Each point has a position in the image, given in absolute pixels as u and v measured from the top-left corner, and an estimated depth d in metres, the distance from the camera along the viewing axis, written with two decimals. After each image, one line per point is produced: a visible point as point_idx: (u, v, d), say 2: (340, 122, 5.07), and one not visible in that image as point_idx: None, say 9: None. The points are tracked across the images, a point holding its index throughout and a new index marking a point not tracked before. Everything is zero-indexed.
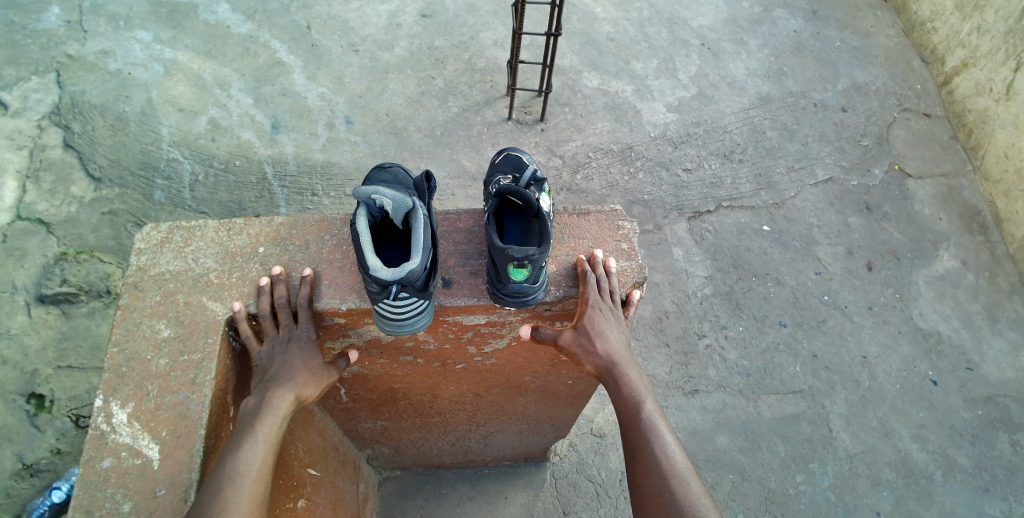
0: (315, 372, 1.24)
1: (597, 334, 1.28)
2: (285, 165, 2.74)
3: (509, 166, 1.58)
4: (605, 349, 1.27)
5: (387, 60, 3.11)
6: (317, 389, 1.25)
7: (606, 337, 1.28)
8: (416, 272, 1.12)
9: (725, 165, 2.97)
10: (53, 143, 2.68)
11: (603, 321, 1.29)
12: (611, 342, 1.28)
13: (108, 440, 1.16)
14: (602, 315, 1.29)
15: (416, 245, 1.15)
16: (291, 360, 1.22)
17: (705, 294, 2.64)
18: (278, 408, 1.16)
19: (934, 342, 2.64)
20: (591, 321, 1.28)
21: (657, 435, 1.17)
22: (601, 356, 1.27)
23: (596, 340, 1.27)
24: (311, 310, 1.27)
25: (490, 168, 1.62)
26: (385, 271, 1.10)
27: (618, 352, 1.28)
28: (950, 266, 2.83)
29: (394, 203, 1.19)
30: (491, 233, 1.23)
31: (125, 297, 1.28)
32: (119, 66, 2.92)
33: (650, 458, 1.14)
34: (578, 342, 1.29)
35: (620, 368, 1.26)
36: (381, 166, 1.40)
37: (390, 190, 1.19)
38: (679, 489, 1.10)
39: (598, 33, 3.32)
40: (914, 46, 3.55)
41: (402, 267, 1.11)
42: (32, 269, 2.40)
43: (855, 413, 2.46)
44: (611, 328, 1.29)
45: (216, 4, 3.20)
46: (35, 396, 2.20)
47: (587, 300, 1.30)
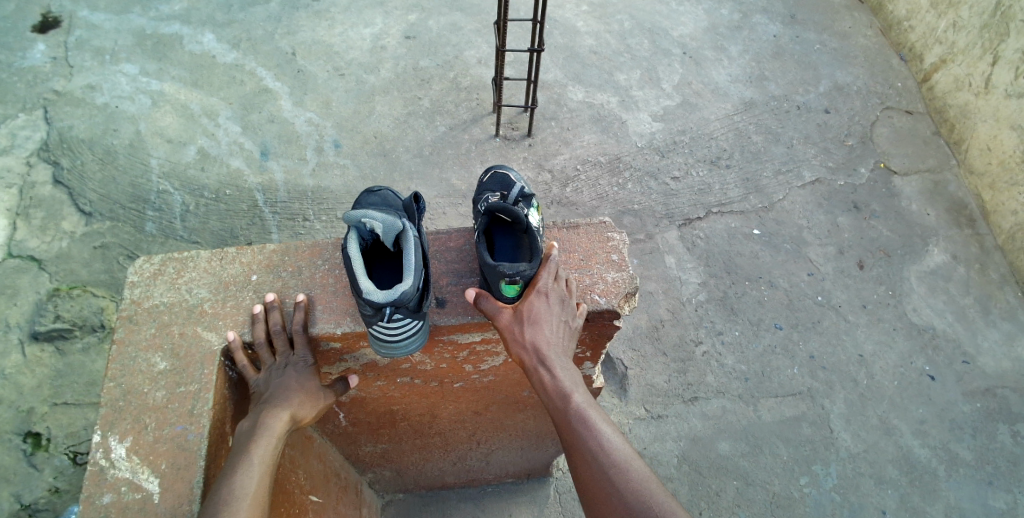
0: (311, 394, 1.24)
1: (532, 323, 1.21)
2: (275, 192, 2.74)
3: (498, 184, 1.59)
4: (536, 336, 1.20)
5: (373, 83, 3.14)
6: (313, 411, 1.25)
7: (544, 327, 1.21)
8: (408, 293, 1.12)
9: (713, 172, 3.01)
10: (41, 180, 2.68)
11: (544, 311, 1.23)
12: (544, 329, 1.21)
13: (107, 475, 1.15)
14: (543, 304, 1.24)
15: (407, 267, 1.16)
16: (283, 382, 1.23)
17: (700, 300, 2.66)
18: (273, 428, 1.16)
19: (929, 337, 2.66)
20: (529, 307, 1.23)
21: (595, 426, 1.09)
22: (535, 345, 1.19)
23: (528, 327, 1.21)
24: (308, 333, 1.27)
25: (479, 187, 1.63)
26: (377, 294, 1.10)
27: (549, 339, 1.21)
28: (940, 261, 2.86)
29: (385, 225, 1.20)
30: (482, 250, 1.25)
31: (119, 331, 1.28)
32: (106, 100, 2.94)
33: (587, 453, 1.06)
34: (513, 330, 1.21)
35: (552, 356, 1.19)
36: (369, 190, 1.41)
37: (380, 213, 1.20)
38: (620, 478, 1.02)
39: (580, 47, 3.37)
40: (893, 45, 3.62)
41: (395, 289, 1.11)
42: (25, 307, 2.39)
43: (855, 412, 2.47)
44: (547, 316, 1.23)
45: (201, 34, 3.23)
46: (32, 434, 2.18)
47: (534, 288, 1.25)
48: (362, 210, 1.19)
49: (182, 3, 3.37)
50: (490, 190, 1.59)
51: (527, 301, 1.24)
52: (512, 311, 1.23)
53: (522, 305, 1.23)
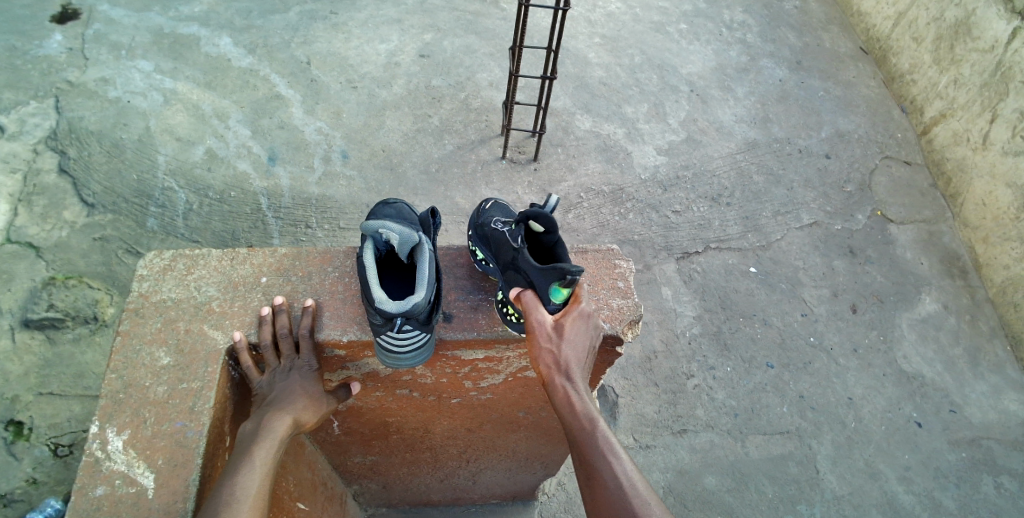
0: (314, 399, 1.25)
1: (569, 340, 1.22)
2: (280, 196, 2.76)
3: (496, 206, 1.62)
4: (572, 352, 1.20)
5: (385, 97, 3.19)
6: (315, 416, 1.26)
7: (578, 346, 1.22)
8: (420, 305, 1.14)
9: (713, 208, 3.06)
10: (47, 168, 2.69)
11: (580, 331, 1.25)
12: (579, 349, 1.22)
13: (102, 468, 1.14)
14: (580, 325, 1.25)
15: (420, 279, 1.17)
16: (288, 384, 1.24)
17: (694, 333, 2.68)
18: (277, 430, 1.17)
19: (918, 385, 2.68)
20: (570, 324, 1.24)
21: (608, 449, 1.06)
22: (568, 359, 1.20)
23: (565, 342, 1.21)
24: (314, 339, 1.28)
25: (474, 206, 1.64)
26: (390, 304, 1.12)
27: (582, 360, 1.21)
28: (931, 310, 2.91)
29: (401, 237, 1.22)
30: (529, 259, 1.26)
31: (125, 323, 1.28)
32: (118, 94, 2.96)
33: (608, 474, 1.04)
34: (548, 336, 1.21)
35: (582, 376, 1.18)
36: (384, 201, 1.43)
37: (396, 224, 1.22)
38: (639, 509, 1.00)
39: (590, 77, 3.44)
40: (895, 97, 3.72)
41: (407, 300, 1.13)
42: (19, 293, 2.37)
43: (841, 455, 2.48)
44: (583, 339, 1.24)
45: (218, 37, 3.28)
46: (13, 422, 2.15)
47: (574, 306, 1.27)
48: (379, 220, 1.22)
49: (203, 6, 3.42)
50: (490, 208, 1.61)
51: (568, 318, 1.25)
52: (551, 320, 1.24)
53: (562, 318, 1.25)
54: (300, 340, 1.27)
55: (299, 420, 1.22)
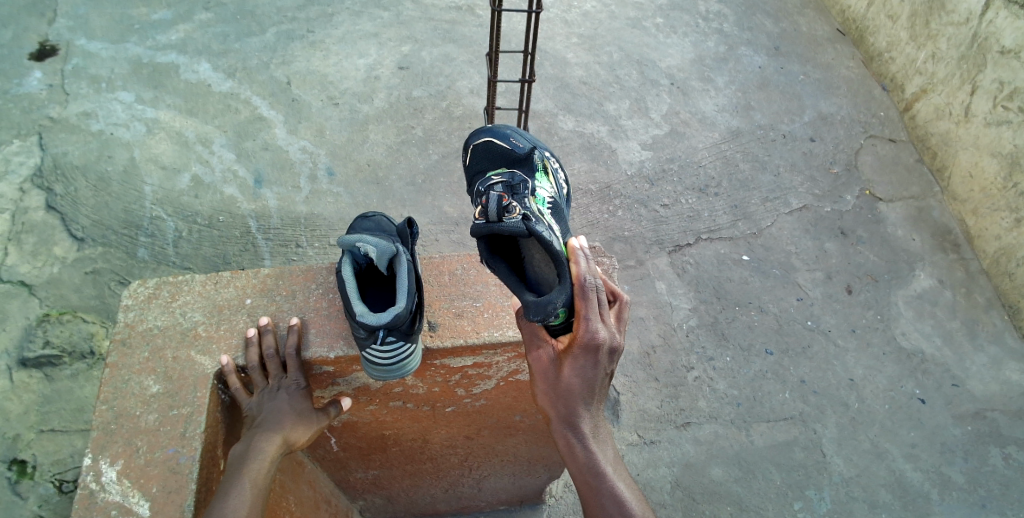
0: (302, 418, 1.26)
1: (567, 386, 1.06)
2: (269, 218, 2.76)
3: (471, 162, 1.77)
4: (569, 400, 1.06)
5: (367, 111, 3.19)
6: (305, 435, 1.27)
7: (577, 386, 1.06)
8: (402, 315, 1.14)
9: (701, 199, 3.06)
10: (34, 205, 2.69)
11: (584, 368, 1.05)
12: (576, 394, 1.06)
13: (97, 499, 1.14)
14: (587, 360, 1.04)
15: (400, 290, 1.18)
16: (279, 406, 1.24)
17: (690, 325, 2.68)
18: (266, 452, 1.17)
19: (918, 361, 2.68)
20: (566, 365, 1.05)
21: (620, 490, 1.03)
22: (567, 402, 1.07)
23: (561, 387, 1.07)
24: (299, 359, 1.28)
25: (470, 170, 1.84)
26: (372, 317, 1.12)
27: (579, 406, 1.06)
28: (926, 285, 2.91)
29: (378, 250, 1.23)
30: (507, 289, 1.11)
31: (112, 354, 1.28)
32: (101, 127, 2.97)
33: None
34: (546, 375, 1.09)
35: (578, 424, 1.06)
36: (364, 215, 1.46)
37: (374, 237, 1.23)
38: None
39: (570, 78, 3.45)
40: (875, 75, 3.74)
41: (389, 311, 1.13)
42: (14, 331, 2.37)
43: (846, 436, 2.48)
44: (582, 379, 1.05)
45: (197, 63, 3.29)
46: (17, 462, 2.14)
47: (576, 334, 1.04)
48: (354, 235, 1.23)
49: (179, 33, 3.43)
50: (475, 165, 1.77)
51: (570, 353, 1.05)
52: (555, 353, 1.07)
53: (565, 351, 1.06)
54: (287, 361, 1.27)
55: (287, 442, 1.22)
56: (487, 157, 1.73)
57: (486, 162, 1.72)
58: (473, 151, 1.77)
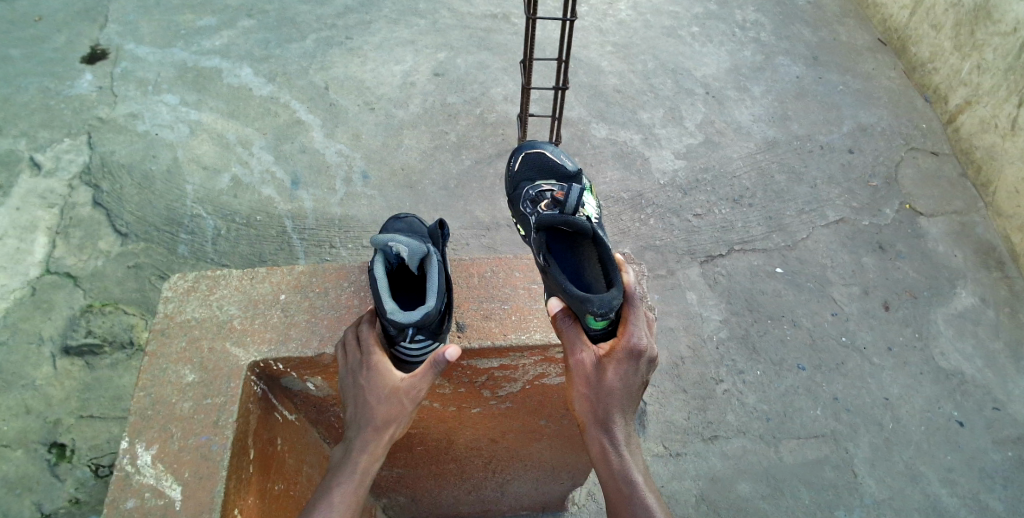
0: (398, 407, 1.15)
1: (607, 389, 1.08)
2: (304, 219, 2.82)
3: (517, 172, 1.73)
4: (608, 405, 1.07)
5: (402, 117, 3.24)
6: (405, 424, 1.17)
7: (619, 391, 1.08)
8: (432, 312, 1.16)
9: (735, 210, 3.02)
10: (82, 201, 2.80)
11: (627, 374, 1.09)
12: (615, 399, 1.07)
13: (132, 481, 1.18)
14: (632, 363, 1.09)
15: (430, 289, 1.19)
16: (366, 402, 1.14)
17: (721, 337, 2.64)
18: (367, 452, 1.10)
19: (958, 382, 2.59)
20: (608, 369, 1.09)
21: (652, 503, 1.00)
22: (606, 407, 1.07)
23: (600, 390, 1.08)
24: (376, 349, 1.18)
25: (507, 179, 1.79)
26: (401, 314, 1.14)
27: (616, 412, 1.07)
28: (968, 304, 2.81)
29: (410, 249, 1.25)
30: (564, 282, 1.14)
31: (152, 343, 1.33)
32: (147, 127, 3.08)
33: None
34: (588, 379, 1.10)
35: (612, 430, 1.07)
36: (396, 216, 1.49)
37: (406, 238, 1.25)
38: None
39: (604, 86, 3.45)
40: (917, 87, 3.64)
41: (420, 309, 1.15)
42: (59, 321, 2.47)
43: (880, 457, 2.40)
44: (622, 384, 1.08)
45: (240, 68, 3.39)
46: (57, 445, 2.23)
47: (625, 336, 1.10)
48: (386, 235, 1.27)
49: (223, 39, 3.54)
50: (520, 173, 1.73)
51: (615, 357, 1.09)
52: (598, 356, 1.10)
53: (611, 354, 1.09)
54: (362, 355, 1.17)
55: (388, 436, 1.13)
56: (537, 168, 1.71)
57: (534, 172, 1.70)
58: (523, 162, 1.73)
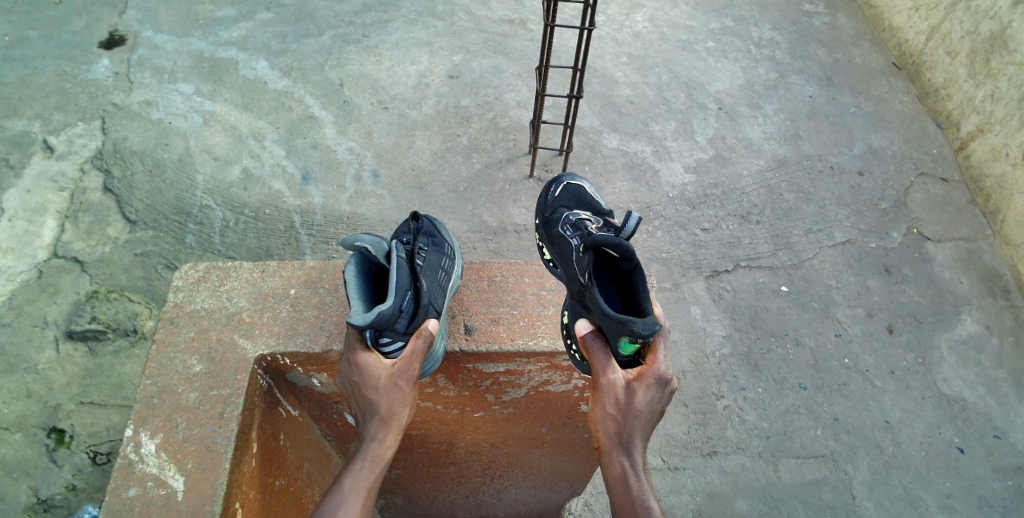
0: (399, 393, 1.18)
1: (634, 412, 1.12)
2: (313, 214, 2.83)
3: (555, 200, 1.61)
4: (632, 428, 1.12)
5: (415, 117, 3.26)
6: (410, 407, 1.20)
7: (644, 415, 1.12)
8: (384, 312, 1.13)
9: (743, 226, 3.02)
10: (93, 186, 2.82)
11: (653, 400, 1.14)
12: (639, 423, 1.12)
13: (135, 470, 1.19)
14: (658, 392, 1.15)
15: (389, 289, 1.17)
16: (367, 397, 1.17)
17: (723, 353, 2.63)
18: (378, 440, 1.14)
19: (959, 408, 2.58)
20: (637, 393, 1.13)
21: None
22: (630, 430, 1.12)
23: (626, 412, 1.12)
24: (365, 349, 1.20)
25: (540, 201, 1.67)
26: (357, 317, 1.12)
27: (638, 437, 1.12)
28: (972, 330, 2.80)
29: (374, 245, 1.25)
30: (602, 302, 1.14)
31: (161, 331, 1.35)
32: (160, 116, 3.09)
33: None
34: (618, 402, 1.13)
35: (632, 454, 1.11)
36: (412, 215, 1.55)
37: (368, 236, 1.26)
38: None
39: (617, 96, 3.46)
40: (930, 112, 3.64)
41: (373, 310, 1.13)
42: (64, 306, 2.48)
43: (879, 480, 2.39)
44: (647, 410, 1.13)
45: (255, 61, 3.41)
46: (56, 430, 2.23)
47: (655, 365, 1.16)
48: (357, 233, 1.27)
49: (240, 31, 3.56)
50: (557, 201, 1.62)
51: (643, 382, 1.14)
52: (628, 380, 1.15)
53: (640, 379, 1.14)
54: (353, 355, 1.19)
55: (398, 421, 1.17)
56: (575, 201, 1.61)
57: (573, 203, 1.60)
58: (563, 193, 1.63)
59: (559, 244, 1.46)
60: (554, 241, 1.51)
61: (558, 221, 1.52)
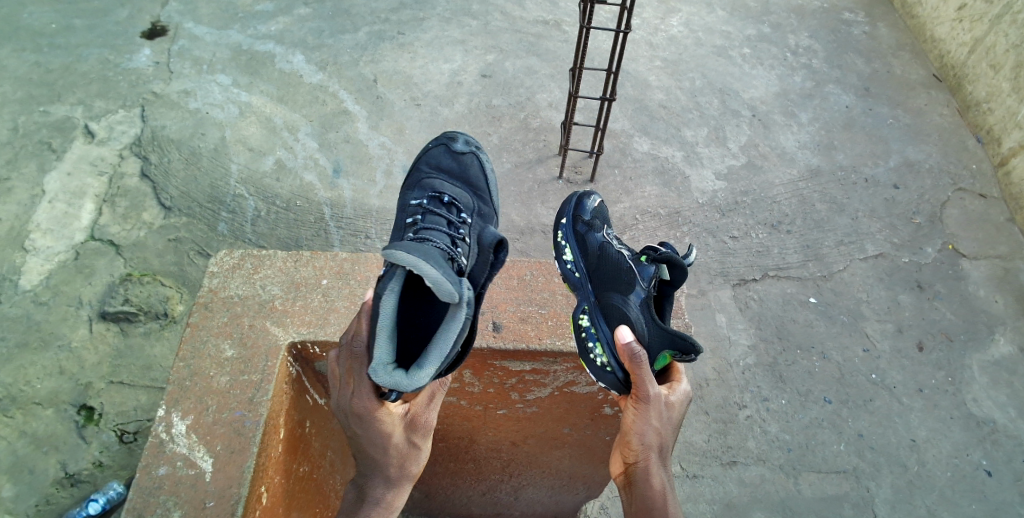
0: (409, 452, 1.10)
1: (671, 426, 1.14)
2: (342, 207, 2.87)
3: (592, 211, 1.59)
4: (667, 442, 1.13)
5: (446, 115, 3.28)
6: (423, 461, 1.13)
7: (675, 430, 1.16)
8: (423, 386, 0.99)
9: (772, 235, 2.97)
10: (131, 172, 2.89)
11: (681, 417, 1.18)
12: (671, 438, 1.14)
13: (166, 449, 1.22)
14: (684, 406, 1.19)
15: (434, 350, 1.01)
16: (373, 457, 1.07)
17: (747, 363, 2.60)
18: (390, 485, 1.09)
19: (988, 431, 2.52)
20: (673, 409, 1.16)
21: None
22: (664, 445, 1.13)
23: (666, 427, 1.13)
24: (374, 403, 1.03)
25: (569, 204, 1.62)
26: (392, 378, 0.96)
27: (670, 451, 1.14)
28: (1006, 352, 2.72)
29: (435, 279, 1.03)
30: (653, 316, 1.27)
31: (195, 315, 1.38)
32: (198, 105, 3.16)
33: None
34: (662, 414, 1.13)
35: (665, 469, 1.12)
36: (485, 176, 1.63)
37: (433, 270, 1.03)
38: None
39: (650, 100, 3.44)
40: (970, 126, 3.55)
41: (411, 378, 0.97)
42: (98, 287, 2.55)
43: (901, 500, 2.35)
44: (676, 425, 1.16)
45: (292, 54, 3.47)
46: (85, 408, 2.30)
47: (683, 382, 1.22)
48: (414, 256, 1.03)
49: (279, 24, 3.63)
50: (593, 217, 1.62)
51: (676, 398, 1.18)
52: (668, 396, 1.17)
53: (673, 395, 1.18)
54: (351, 408, 1.02)
55: (404, 481, 1.11)
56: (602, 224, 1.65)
57: (604, 223, 1.62)
58: (597, 207, 1.62)
59: (605, 255, 1.46)
60: (592, 251, 1.49)
61: (596, 231, 1.54)
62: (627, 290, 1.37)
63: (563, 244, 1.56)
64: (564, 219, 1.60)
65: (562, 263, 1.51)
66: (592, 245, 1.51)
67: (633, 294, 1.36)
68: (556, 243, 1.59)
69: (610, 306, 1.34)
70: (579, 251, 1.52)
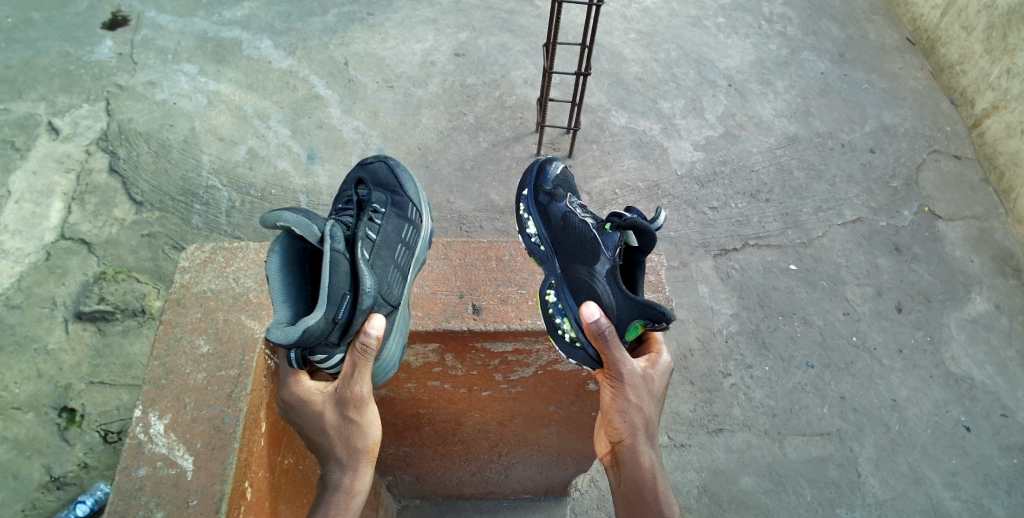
0: (349, 429, 1.08)
1: (653, 400, 1.14)
2: (319, 194, 2.82)
3: (554, 178, 1.61)
4: (650, 417, 1.13)
5: (421, 96, 3.22)
6: (371, 434, 1.10)
7: (658, 405, 1.15)
8: (314, 329, 1.01)
9: (752, 204, 2.98)
10: (99, 167, 2.81)
11: (664, 390, 1.17)
12: (654, 412, 1.14)
13: (145, 449, 1.19)
14: (666, 379, 1.19)
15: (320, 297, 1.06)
16: (320, 442, 1.08)
17: (731, 331, 2.63)
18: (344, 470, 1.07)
19: (967, 387, 2.57)
20: (653, 383, 1.16)
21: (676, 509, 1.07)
22: (648, 420, 1.12)
23: (646, 401, 1.13)
24: (298, 387, 1.11)
25: (530, 176, 1.65)
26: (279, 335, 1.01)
27: (655, 426, 1.13)
28: (982, 310, 2.77)
29: (296, 224, 1.11)
30: (619, 288, 1.27)
31: (169, 313, 1.35)
32: (165, 96, 3.07)
33: None
34: (641, 390, 1.12)
35: (649, 444, 1.11)
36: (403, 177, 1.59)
37: (294, 214, 1.12)
38: None
39: (626, 73, 3.41)
40: (944, 88, 3.58)
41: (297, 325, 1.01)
42: (72, 286, 2.50)
43: (885, 458, 2.40)
44: (659, 399, 1.16)
45: (259, 40, 3.37)
46: (67, 410, 2.26)
47: (662, 354, 1.21)
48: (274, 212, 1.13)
49: (245, 10, 3.53)
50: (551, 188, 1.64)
51: (655, 371, 1.18)
52: (644, 369, 1.16)
53: (652, 368, 1.18)
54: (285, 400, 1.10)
55: (358, 458, 1.08)
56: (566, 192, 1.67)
57: (570, 189, 1.64)
58: (560, 173, 1.63)
59: (570, 225, 1.48)
60: (557, 222, 1.52)
61: (554, 203, 1.56)
62: (592, 262, 1.38)
63: (527, 218, 1.60)
64: (529, 190, 1.63)
65: (527, 238, 1.55)
66: (555, 217, 1.53)
67: (599, 266, 1.36)
68: (521, 217, 1.62)
69: (577, 281, 1.36)
70: (542, 224, 1.55)
